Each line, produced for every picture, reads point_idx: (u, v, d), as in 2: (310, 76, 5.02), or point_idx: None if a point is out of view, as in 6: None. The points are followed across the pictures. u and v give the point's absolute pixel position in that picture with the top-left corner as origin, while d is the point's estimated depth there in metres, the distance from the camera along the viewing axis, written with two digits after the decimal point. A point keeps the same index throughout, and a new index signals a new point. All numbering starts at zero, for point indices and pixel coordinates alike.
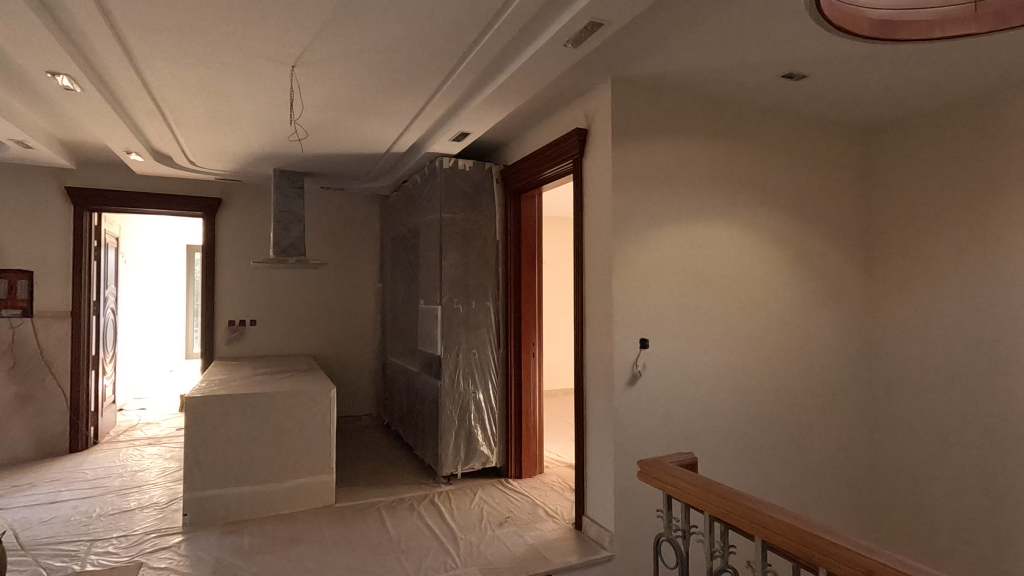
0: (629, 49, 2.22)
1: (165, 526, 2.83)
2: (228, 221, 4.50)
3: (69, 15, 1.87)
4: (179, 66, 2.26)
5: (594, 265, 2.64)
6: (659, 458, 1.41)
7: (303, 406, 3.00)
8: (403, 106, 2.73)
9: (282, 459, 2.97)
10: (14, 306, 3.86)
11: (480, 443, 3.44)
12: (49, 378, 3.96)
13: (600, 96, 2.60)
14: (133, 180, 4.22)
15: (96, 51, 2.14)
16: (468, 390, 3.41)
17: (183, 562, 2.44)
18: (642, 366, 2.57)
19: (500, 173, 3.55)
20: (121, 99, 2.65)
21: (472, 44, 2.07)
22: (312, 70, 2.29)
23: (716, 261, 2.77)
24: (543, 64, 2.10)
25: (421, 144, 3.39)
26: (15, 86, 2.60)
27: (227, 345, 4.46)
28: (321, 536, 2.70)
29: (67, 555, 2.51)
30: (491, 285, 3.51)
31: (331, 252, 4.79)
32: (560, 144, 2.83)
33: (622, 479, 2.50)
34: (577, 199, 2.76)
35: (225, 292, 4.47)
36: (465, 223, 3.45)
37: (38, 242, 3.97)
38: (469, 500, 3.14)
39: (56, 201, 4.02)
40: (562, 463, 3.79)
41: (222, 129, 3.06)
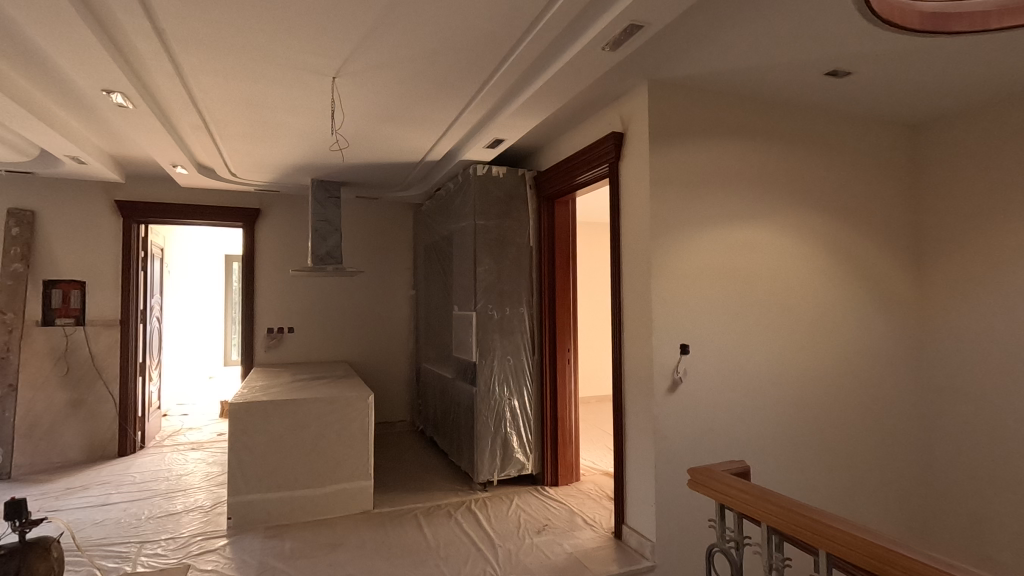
0: (667, 51, 2.20)
1: (211, 528, 2.90)
2: (267, 231, 4.61)
3: (124, 35, 1.95)
4: (225, 81, 2.33)
5: (632, 270, 2.61)
6: (710, 467, 1.37)
7: (342, 412, 3.04)
8: (439, 114, 2.75)
9: (322, 465, 3.01)
10: (67, 315, 4.05)
11: (515, 449, 3.43)
12: (99, 384, 4.11)
13: (636, 99, 2.57)
14: (177, 192, 4.36)
15: (149, 69, 2.23)
16: (503, 396, 3.40)
17: (229, 565, 2.49)
18: (683, 371, 2.52)
19: (533, 178, 3.54)
20: (170, 114, 2.75)
21: (509, 51, 2.08)
22: (352, 81, 2.33)
23: (758, 264, 2.70)
24: (581, 68, 2.10)
25: (456, 152, 3.41)
26: (71, 104, 2.72)
27: (266, 352, 4.56)
28: (361, 541, 2.72)
29: (119, 556, 2.59)
30: (525, 291, 3.50)
31: (366, 260, 4.86)
32: (596, 148, 2.81)
33: (664, 487, 2.45)
34: (614, 204, 2.73)
35: (264, 301, 4.57)
36: (499, 230, 3.44)
37: (90, 253, 4.15)
38: (506, 507, 3.13)
39: (107, 214, 4.19)
40: (599, 471, 3.74)
41: (263, 141, 3.14)
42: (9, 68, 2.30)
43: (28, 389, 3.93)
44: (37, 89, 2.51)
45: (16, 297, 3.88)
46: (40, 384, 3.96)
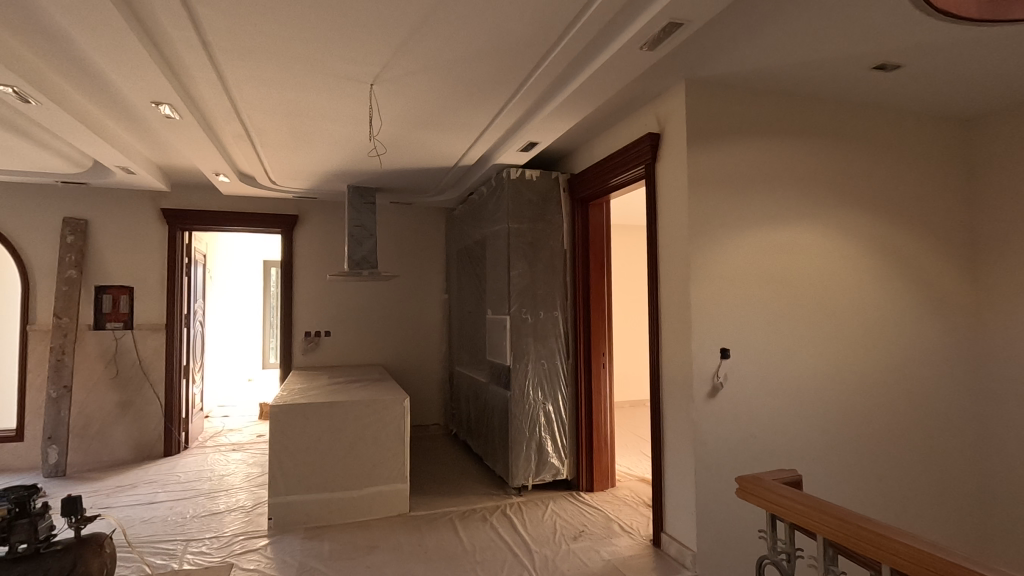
0: (706, 49, 2.16)
1: (252, 528, 2.96)
2: (304, 236, 4.71)
3: (173, 47, 2.01)
4: (267, 90, 2.39)
5: (670, 273, 2.56)
6: (759, 476, 1.32)
7: (378, 415, 3.07)
8: (473, 119, 2.76)
9: (359, 467, 3.04)
10: (117, 320, 4.22)
11: (550, 454, 3.40)
12: (146, 387, 4.26)
13: (673, 99, 2.53)
14: (220, 200, 4.50)
15: (196, 81, 2.31)
16: (538, 400, 3.38)
17: (270, 565, 2.54)
18: (724, 376, 2.45)
19: (567, 181, 3.53)
20: (214, 124, 2.84)
21: (545, 54, 2.07)
22: (390, 88, 2.36)
23: (802, 267, 2.62)
24: (618, 69, 2.07)
25: (489, 155, 3.42)
26: (121, 116, 2.83)
27: (303, 355, 4.65)
28: (397, 544, 2.73)
29: (166, 553, 2.67)
30: (559, 295, 3.47)
31: (400, 264, 4.92)
32: (631, 149, 2.77)
33: (705, 495, 2.39)
34: (651, 205, 2.68)
35: (302, 305, 4.67)
36: (533, 233, 3.43)
37: (138, 260, 4.31)
38: (541, 512, 3.10)
39: (154, 222, 4.35)
40: (634, 477, 3.69)
41: (301, 148, 3.20)
42: (67, 83, 2.41)
43: (80, 390, 4.09)
44: (90, 102, 2.62)
45: (71, 301, 4.06)
46: (93, 386, 4.12)
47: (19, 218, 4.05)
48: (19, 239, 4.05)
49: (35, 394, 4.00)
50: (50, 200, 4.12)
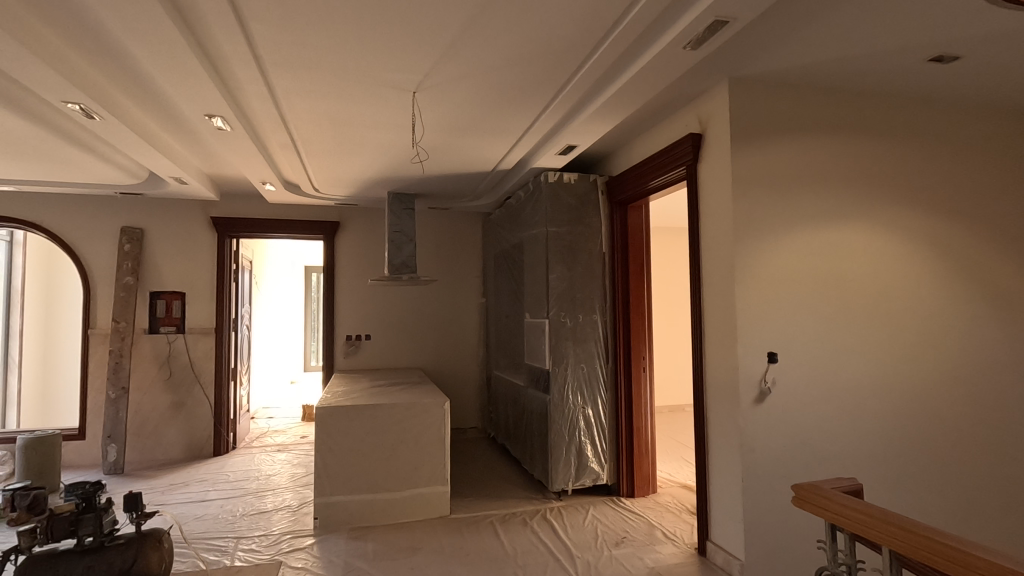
0: (750, 47, 2.12)
1: (299, 527, 3.03)
2: (345, 242, 4.81)
3: (226, 62, 2.09)
4: (314, 101, 2.46)
5: (714, 275, 2.51)
6: (816, 483, 1.27)
7: (418, 418, 3.10)
8: (512, 123, 2.78)
9: (401, 469, 3.09)
10: (170, 324, 4.38)
11: (590, 459, 3.37)
12: (197, 388, 4.42)
13: (715, 98, 2.49)
14: (265, 208, 4.65)
15: (246, 93, 2.39)
16: (577, 404, 3.36)
17: (317, 564, 2.60)
18: (771, 381, 2.39)
19: (605, 184, 3.51)
20: (263, 135, 2.93)
21: (586, 57, 2.07)
22: (432, 95, 2.40)
23: (855, 268, 2.53)
24: (660, 69, 2.05)
25: (527, 159, 3.43)
26: (176, 129, 2.96)
27: (345, 359, 4.75)
28: (439, 546, 2.75)
29: (219, 550, 2.76)
30: (598, 298, 3.45)
31: (438, 269, 4.97)
32: (672, 150, 2.73)
33: (753, 503, 2.33)
34: (693, 207, 2.64)
35: (344, 310, 4.77)
36: (572, 236, 3.42)
37: (189, 266, 4.49)
38: (582, 517, 3.08)
39: (204, 230, 4.52)
40: (676, 483, 3.62)
41: (344, 156, 3.28)
42: (128, 99, 2.53)
43: (136, 391, 4.28)
44: (148, 116, 2.75)
45: (128, 307, 4.26)
46: (148, 387, 4.31)
47: (81, 228, 4.28)
48: (81, 248, 4.28)
49: (95, 394, 4.21)
50: (109, 210, 4.34)
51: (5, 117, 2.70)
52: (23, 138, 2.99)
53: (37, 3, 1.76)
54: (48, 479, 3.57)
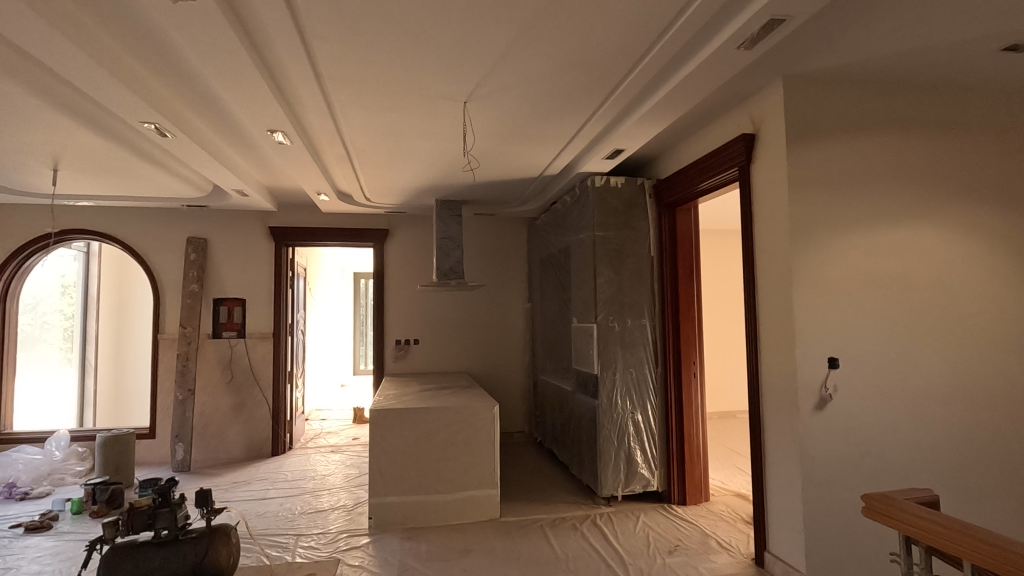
0: (807, 44, 2.06)
1: (354, 527, 3.13)
2: (394, 248, 4.94)
3: (289, 79, 2.20)
4: (369, 114, 2.55)
5: (769, 278, 2.45)
6: (888, 494, 1.22)
7: (469, 421, 3.15)
8: (560, 129, 2.80)
9: (452, 471, 3.14)
10: (232, 329, 4.63)
11: (640, 465, 3.34)
12: (256, 390, 4.62)
13: (769, 98, 2.44)
14: (319, 218, 4.83)
15: (306, 109, 2.50)
16: (627, 410, 3.33)
17: (373, 562, 2.67)
18: (833, 387, 2.31)
19: (652, 187, 3.48)
20: (320, 147, 3.05)
21: (636, 61, 2.07)
22: (482, 104, 2.45)
23: (922, 269, 2.42)
24: (712, 70, 2.03)
25: (574, 164, 3.44)
26: (239, 144, 3.11)
27: (394, 363, 4.86)
28: (491, 549, 2.78)
29: (281, 546, 2.88)
30: (647, 302, 3.42)
31: (484, 274, 5.04)
32: (724, 151, 2.69)
33: (814, 513, 2.26)
34: (747, 209, 2.59)
35: (393, 315, 4.89)
36: (619, 240, 3.40)
37: (249, 274, 4.71)
38: (633, 524, 3.05)
39: (263, 239, 4.74)
40: (730, 492, 3.53)
41: (395, 166, 3.38)
42: (197, 118, 2.69)
43: (201, 393, 4.52)
44: (215, 132, 2.91)
45: (193, 313, 4.50)
46: (212, 389, 4.53)
47: (152, 239, 4.56)
48: (152, 258, 4.55)
49: (164, 396, 4.46)
50: (177, 222, 4.60)
51: (88, 138, 2.91)
52: (103, 156, 3.22)
53: (122, 33, 1.90)
54: (124, 475, 3.80)
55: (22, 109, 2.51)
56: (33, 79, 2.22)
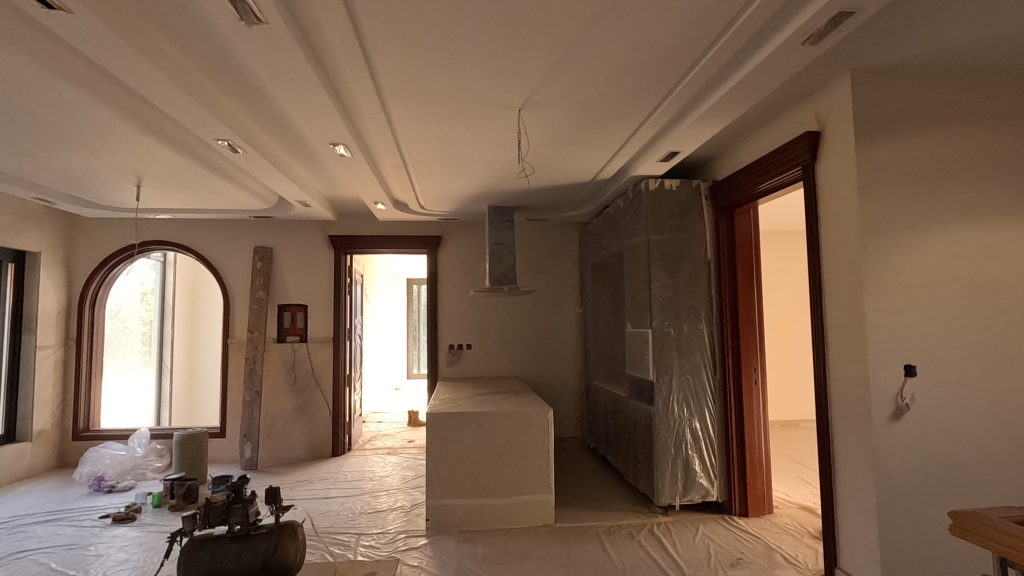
0: (876, 36, 1.97)
1: (412, 527, 3.20)
2: (448, 254, 5.03)
3: (351, 95, 2.29)
4: (426, 125, 2.62)
5: (837, 282, 2.35)
6: (978, 510, 1.14)
7: (523, 426, 3.16)
8: (613, 133, 2.78)
9: (508, 476, 3.16)
10: (295, 333, 4.84)
11: (698, 474, 3.25)
12: (317, 393, 4.80)
13: (834, 94, 2.34)
14: (375, 226, 4.99)
15: (366, 121, 2.59)
16: (683, 417, 3.26)
17: (431, 563, 2.73)
18: (910, 398, 2.19)
19: (709, 188, 3.40)
20: (378, 158, 3.16)
21: (693, 63, 2.04)
22: (535, 112, 2.47)
23: (1007, 270, 2.26)
24: (773, 68, 1.97)
25: (627, 168, 3.41)
26: (303, 157, 3.26)
27: (448, 367, 4.95)
28: (547, 554, 2.78)
29: (343, 544, 2.98)
30: (704, 307, 3.33)
31: (536, 279, 5.05)
32: (786, 150, 2.60)
33: (890, 531, 2.13)
34: (812, 209, 2.49)
35: (446, 320, 4.98)
36: (675, 244, 3.34)
37: (311, 281, 4.91)
38: (692, 535, 2.97)
39: (324, 248, 4.93)
40: (795, 504, 3.39)
41: (449, 174, 3.45)
42: (266, 134, 2.85)
43: (267, 395, 4.74)
44: (281, 147, 3.06)
45: (260, 318, 4.74)
46: (277, 391, 4.75)
47: (223, 249, 4.83)
48: (223, 266, 4.83)
49: (234, 397, 4.71)
50: (245, 232, 4.86)
51: (168, 155, 3.12)
52: (180, 172, 3.44)
53: (201, 57, 2.03)
54: (198, 471, 4.04)
55: (113, 131, 2.73)
56: (122, 103, 2.41)
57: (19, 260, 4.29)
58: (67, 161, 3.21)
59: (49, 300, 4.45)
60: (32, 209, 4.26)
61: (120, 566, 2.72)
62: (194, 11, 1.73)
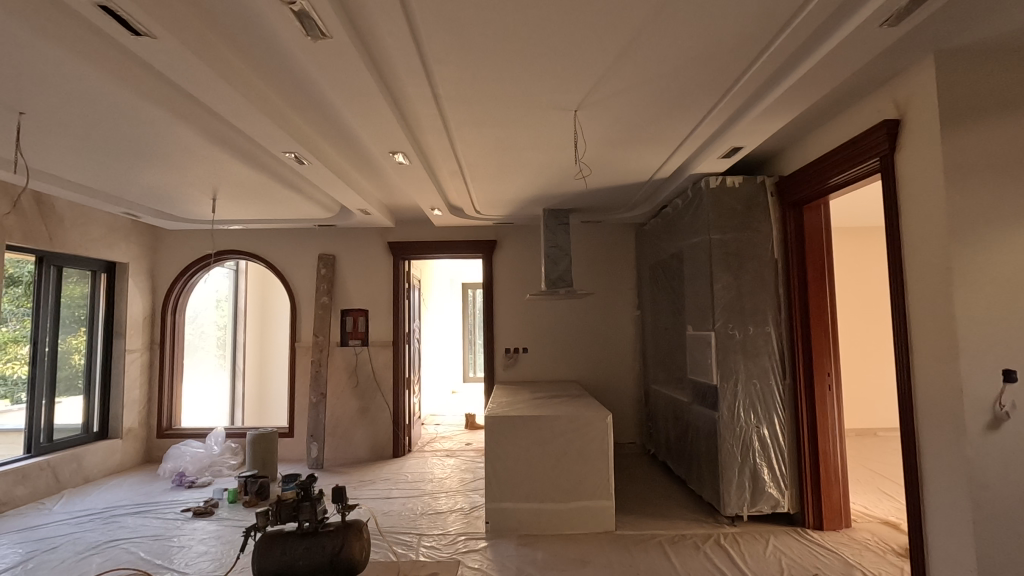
0: (964, 13, 1.82)
1: (472, 530, 3.22)
2: (503, 259, 5.06)
3: (410, 103, 2.35)
4: (482, 130, 2.65)
5: (921, 280, 2.19)
6: None
7: (582, 430, 3.12)
8: (673, 131, 2.71)
9: (567, 480, 3.12)
10: (356, 337, 4.99)
11: (767, 483, 3.10)
12: (378, 395, 4.94)
13: (915, 79, 2.18)
14: (432, 231, 5.08)
15: (423, 129, 2.64)
16: (751, 424, 3.12)
17: (491, 566, 2.73)
18: (1010, 405, 2.00)
19: (774, 184, 3.25)
20: (435, 165, 3.22)
21: (758, 54, 1.96)
22: (592, 111, 2.45)
23: None
24: (847, 53, 1.86)
25: (687, 166, 3.31)
26: (363, 166, 3.37)
27: (504, 371, 4.97)
28: (608, 561, 2.72)
29: (405, 544, 3.03)
30: (771, 309, 3.19)
31: (592, 282, 5.00)
32: (862, 141, 2.45)
33: (988, 549, 1.95)
34: (892, 203, 2.33)
35: (502, 324, 5.01)
36: (739, 243, 3.21)
37: (371, 286, 5.06)
38: (762, 547, 2.83)
39: (383, 254, 5.08)
40: (875, 518, 3.17)
41: (505, 178, 3.47)
42: (329, 144, 2.95)
43: (332, 397, 4.92)
44: (343, 157, 3.18)
45: (325, 323, 4.93)
46: (341, 394, 4.92)
47: (290, 257, 5.06)
48: (290, 274, 5.05)
49: (301, 399, 4.91)
50: (309, 240, 5.07)
51: (240, 169, 3.30)
52: (252, 184, 3.63)
53: (270, 74, 2.14)
54: (269, 470, 4.23)
55: (192, 147, 2.91)
56: (199, 120, 2.56)
57: (110, 270, 4.65)
58: (150, 177, 3.46)
59: (136, 307, 4.79)
60: (121, 222, 4.61)
61: (200, 557, 2.88)
62: (266, 31, 1.82)
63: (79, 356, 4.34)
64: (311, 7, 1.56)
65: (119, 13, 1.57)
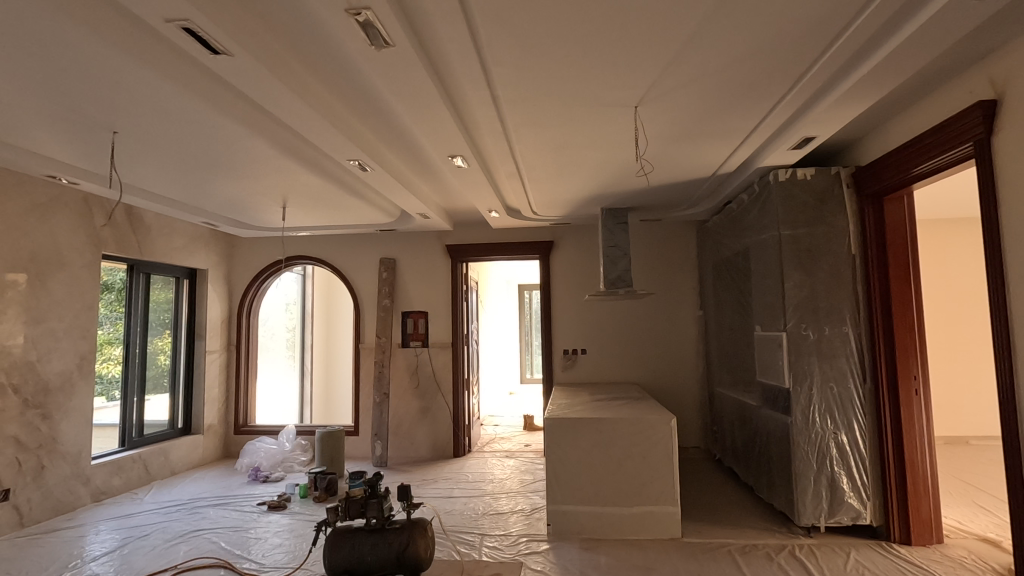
0: None
1: (533, 532, 3.21)
2: (560, 259, 5.03)
3: (469, 106, 2.37)
4: (540, 130, 2.64)
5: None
6: None
7: (645, 433, 3.04)
8: (738, 123, 2.61)
9: (630, 484, 3.06)
10: (417, 339, 5.09)
11: (847, 493, 2.92)
12: (438, 395, 5.02)
13: (1015, 54, 1.99)
14: (489, 233, 5.12)
15: (481, 132, 2.66)
16: (827, 430, 2.94)
17: (554, 568, 2.72)
18: None
19: (850, 175, 3.06)
20: (492, 167, 3.24)
21: (833, 38, 1.85)
22: (652, 107, 2.39)
23: None
24: (936, 30, 1.72)
25: (753, 159, 3.17)
26: (422, 171, 3.44)
27: (562, 373, 4.94)
28: (675, 569, 2.65)
29: (468, 543, 3.06)
30: (849, 308, 2.99)
31: (652, 282, 4.88)
32: (952, 124, 2.26)
33: None
34: (988, 190, 2.13)
35: (560, 325, 4.98)
36: (811, 239, 3.04)
37: (431, 288, 5.16)
38: (842, 561, 2.67)
39: (442, 257, 5.16)
40: (971, 534, 2.91)
41: (562, 178, 3.44)
42: (390, 151, 3.03)
43: (394, 397, 5.05)
44: (404, 163, 3.26)
45: (387, 325, 5.06)
46: (403, 394, 5.04)
47: (353, 261, 5.24)
48: (354, 278, 5.23)
49: (365, 398, 5.07)
50: (371, 245, 5.23)
51: (307, 178, 3.44)
52: (318, 192, 3.78)
53: (335, 84, 2.22)
54: (337, 466, 4.39)
55: (264, 159, 3.06)
56: (271, 132, 2.69)
57: (191, 276, 4.97)
58: (226, 188, 3.66)
59: (214, 310, 5.10)
60: (201, 231, 4.92)
61: (274, 549, 3.01)
62: (332, 43, 1.89)
63: (165, 357, 4.67)
64: (377, 16, 1.61)
65: (201, 34, 1.67)
